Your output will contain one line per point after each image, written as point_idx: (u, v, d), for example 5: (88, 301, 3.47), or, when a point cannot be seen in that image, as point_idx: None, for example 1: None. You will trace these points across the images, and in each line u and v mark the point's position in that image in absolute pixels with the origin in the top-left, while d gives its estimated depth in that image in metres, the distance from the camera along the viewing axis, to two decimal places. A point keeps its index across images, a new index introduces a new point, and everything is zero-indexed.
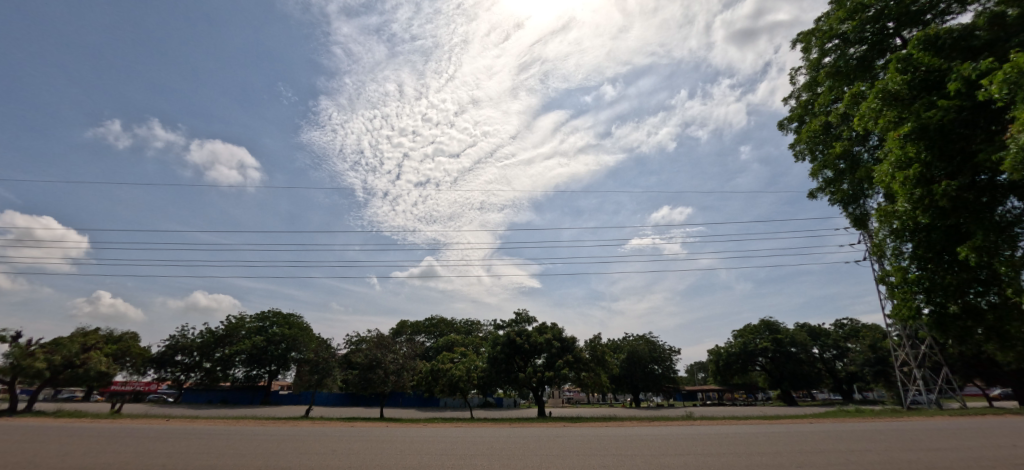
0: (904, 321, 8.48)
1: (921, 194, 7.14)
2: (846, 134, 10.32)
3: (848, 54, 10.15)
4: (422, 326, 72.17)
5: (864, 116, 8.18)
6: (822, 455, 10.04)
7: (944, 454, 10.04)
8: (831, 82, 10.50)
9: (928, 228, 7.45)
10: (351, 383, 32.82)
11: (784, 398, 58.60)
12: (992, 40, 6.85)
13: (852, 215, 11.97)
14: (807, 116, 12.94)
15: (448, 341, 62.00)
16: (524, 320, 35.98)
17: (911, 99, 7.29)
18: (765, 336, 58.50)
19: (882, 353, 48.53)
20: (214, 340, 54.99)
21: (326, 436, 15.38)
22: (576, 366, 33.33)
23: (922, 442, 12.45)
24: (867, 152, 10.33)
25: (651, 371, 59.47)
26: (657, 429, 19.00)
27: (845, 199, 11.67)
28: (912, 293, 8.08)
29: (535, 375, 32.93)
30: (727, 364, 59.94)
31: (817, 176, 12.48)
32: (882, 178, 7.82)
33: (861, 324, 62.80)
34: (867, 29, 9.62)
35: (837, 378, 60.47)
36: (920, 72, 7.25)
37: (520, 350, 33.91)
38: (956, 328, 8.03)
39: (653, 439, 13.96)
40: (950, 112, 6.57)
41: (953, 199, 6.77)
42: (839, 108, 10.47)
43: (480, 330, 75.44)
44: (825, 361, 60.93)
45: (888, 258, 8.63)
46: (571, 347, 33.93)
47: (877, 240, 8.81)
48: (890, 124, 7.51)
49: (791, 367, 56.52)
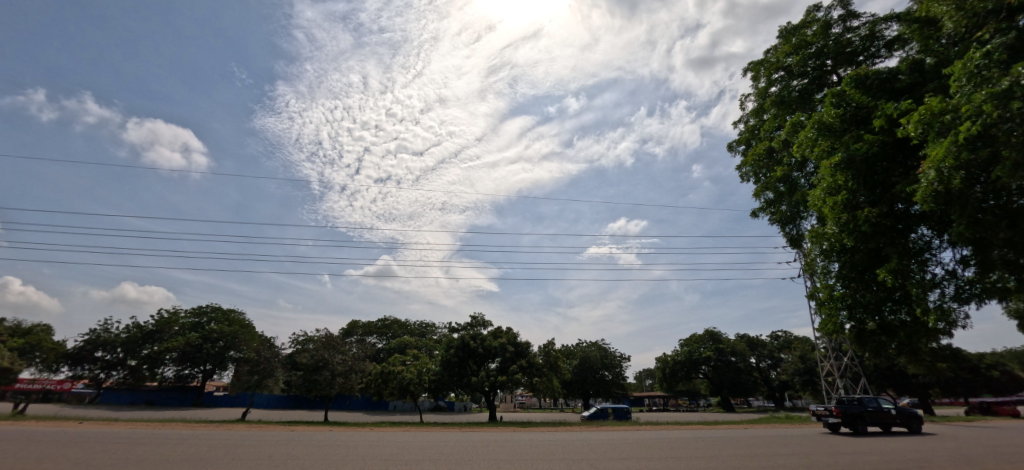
0: (830, 335, 9.22)
1: (847, 218, 7.78)
2: (786, 160, 11.06)
3: (791, 86, 10.95)
4: (374, 326, 70.27)
5: (802, 144, 8.88)
6: (753, 458, 10.75)
7: (859, 457, 11.05)
8: (776, 110, 11.26)
9: (852, 250, 8.14)
10: (295, 385, 31.16)
11: (723, 404, 61.73)
12: (912, 84, 7.57)
13: (789, 235, 12.79)
14: (755, 140, 13.71)
15: (401, 343, 61.00)
16: (480, 324, 35.87)
17: (842, 131, 7.98)
18: (709, 346, 61.56)
19: (810, 363, 52.38)
20: (143, 335, 50.79)
21: (487, 441, 15.92)
22: (530, 371, 33.53)
23: (838, 445, 13.76)
24: (804, 177, 11.12)
25: (602, 377, 60.95)
26: (618, 434, 19.64)
27: (783, 220, 12.51)
28: (836, 309, 8.83)
29: (488, 379, 32.78)
30: (673, 371, 62.68)
31: (759, 197, 13.31)
32: (815, 202, 8.50)
33: (793, 336, 67.55)
34: (809, 64, 10.46)
35: (771, 387, 64.59)
36: (851, 107, 7.98)
37: (473, 353, 33.68)
38: (873, 342, 8.82)
39: (603, 443, 14.42)
40: (874, 146, 7.24)
41: (873, 225, 7.43)
42: (781, 135, 11.30)
43: (435, 332, 74.33)
44: (760, 370, 64.88)
45: (817, 276, 9.34)
46: (526, 351, 34.13)
47: (809, 258, 9.50)
48: (824, 152, 8.17)
49: (731, 376, 59.62)
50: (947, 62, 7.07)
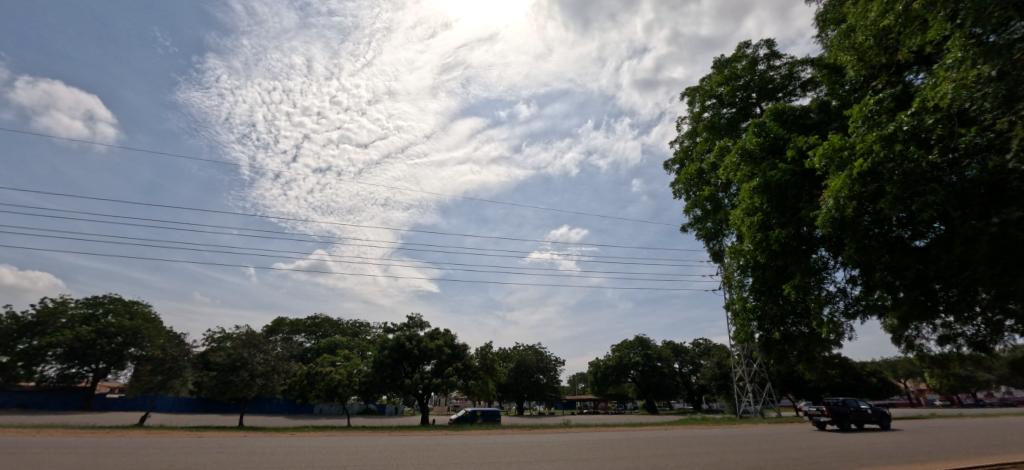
0: (742, 343, 10.07)
1: (760, 237, 8.56)
2: (713, 181, 11.96)
3: (721, 113, 11.87)
4: (302, 324, 66.25)
5: (727, 167, 9.65)
6: (671, 458, 11.44)
7: (762, 455, 12.14)
8: (707, 134, 12.14)
9: (764, 267, 8.96)
10: (206, 386, 28.48)
11: (648, 407, 65.14)
12: (820, 122, 8.50)
13: (712, 250, 13.82)
14: (688, 161, 14.70)
15: (331, 343, 58.05)
16: (417, 325, 35.07)
17: (761, 159, 8.78)
18: (638, 351, 64.78)
19: (725, 369, 56.83)
20: (20, 328, 44.01)
21: (417, 444, 15.56)
22: (466, 373, 33.28)
23: (745, 444, 15.04)
24: (727, 198, 12.07)
25: (536, 381, 61.91)
26: (549, 437, 20.02)
27: (708, 236, 13.49)
28: (748, 319, 9.67)
29: (422, 381, 32.10)
30: (604, 375, 65.24)
31: (689, 214, 14.25)
32: (735, 221, 9.26)
33: (712, 344, 72.97)
34: (737, 95, 11.42)
35: (691, 390, 69.21)
36: (769, 138, 8.81)
37: (408, 355, 32.85)
38: (777, 350, 9.76)
39: (533, 445, 14.62)
40: (786, 174, 8.04)
41: (782, 245, 8.23)
42: (710, 157, 12.21)
43: (369, 332, 71.57)
44: (683, 375, 69.29)
45: (734, 288, 10.16)
46: (462, 354, 33.83)
47: (728, 272, 10.33)
48: (745, 177, 8.94)
49: (656, 380, 63.04)
50: (849, 105, 8.02)
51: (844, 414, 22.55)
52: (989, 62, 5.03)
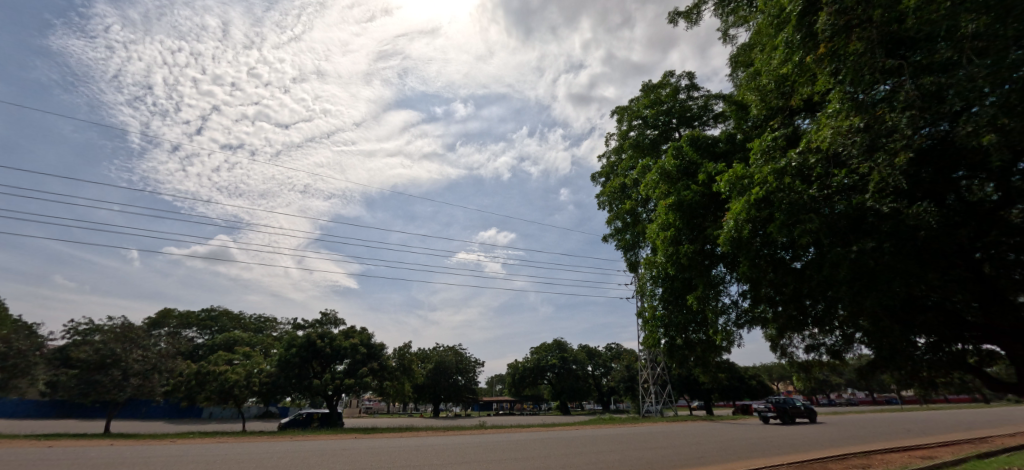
0: (650, 348, 10.85)
1: (672, 251, 9.31)
2: (634, 196, 12.80)
3: (645, 134, 12.74)
4: (194, 318, 59.25)
5: (647, 185, 10.38)
6: (581, 456, 11.98)
7: (660, 451, 13.18)
8: (632, 152, 12.97)
9: (672, 278, 9.77)
10: (64, 387, 24.24)
11: (561, 408, 67.56)
12: (728, 150, 9.46)
13: (629, 260, 14.76)
14: (613, 175, 15.58)
15: (229, 339, 52.62)
16: (330, 322, 33.08)
17: (676, 179, 9.58)
18: (555, 354, 67.05)
19: (633, 372, 60.84)
20: None
21: (322, 449, 14.59)
22: (381, 374, 32.02)
23: (646, 442, 16.20)
24: (645, 213, 12.97)
25: (454, 382, 61.35)
26: (463, 438, 19.93)
27: (626, 247, 14.39)
28: (656, 326, 10.46)
29: (333, 382, 30.29)
30: (521, 377, 66.63)
31: (610, 225, 15.09)
32: (651, 235, 9.98)
33: (623, 349, 77.78)
34: (660, 119, 12.37)
35: (601, 392, 73.05)
36: (684, 161, 9.65)
37: (319, 354, 30.83)
38: (679, 355, 10.66)
39: (447, 448, 14.47)
40: (696, 195, 8.86)
41: (689, 259, 9.01)
42: (633, 174, 13.06)
43: (275, 329, 66.00)
44: (595, 377, 72.94)
45: (645, 297, 10.95)
46: (378, 353, 32.53)
47: (641, 282, 11.09)
48: (662, 194, 9.70)
49: (571, 382, 65.59)
50: (751, 139, 9.04)
51: (787, 410, 26.94)
52: (858, 114, 5.95)
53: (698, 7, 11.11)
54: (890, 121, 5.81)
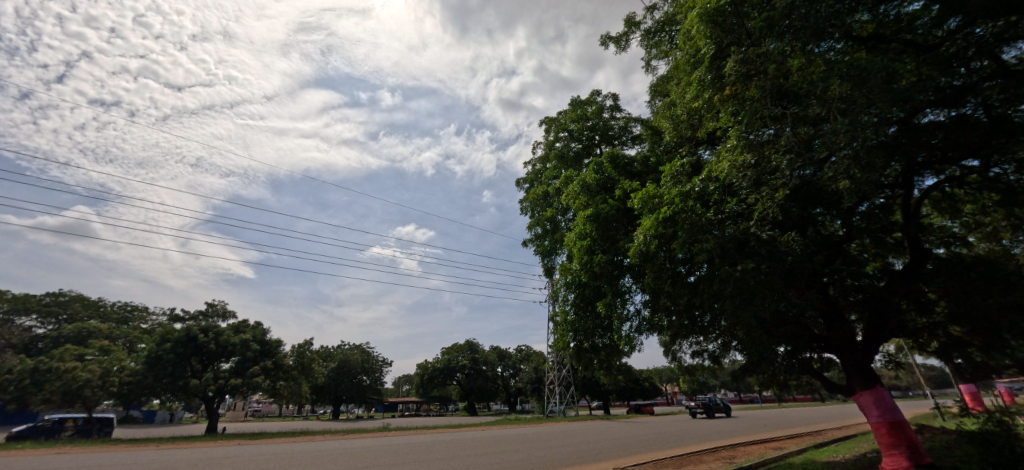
0: (559, 351, 11.38)
1: (586, 260, 9.91)
2: (555, 205, 13.39)
3: (570, 146, 13.40)
4: (35, 304, 49.32)
5: (569, 195, 10.94)
6: (485, 457, 12.19)
7: (560, 450, 13.89)
8: (556, 162, 13.56)
9: (584, 285, 10.39)
10: None
11: (468, 409, 67.67)
12: (642, 170, 10.35)
13: (545, 266, 15.36)
14: (537, 183, 16.12)
15: (82, 330, 44.64)
16: (217, 314, 29.67)
17: (596, 193, 10.22)
18: (466, 355, 67.02)
19: (540, 373, 62.99)
20: None
21: (198, 458, 13.03)
22: (274, 373, 29.45)
23: (548, 441, 16.96)
24: (564, 221, 13.62)
25: (358, 382, 58.45)
26: (364, 441, 19.08)
27: (544, 253, 14.96)
28: (566, 330, 11.02)
29: (216, 382, 27.15)
30: (430, 378, 65.63)
31: (531, 230, 15.58)
32: (569, 243, 10.51)
33: (532, 351, 80.22)
34: (584, 134, 13.12)
35: (509, 392, 74.50)
36: (604, 176, 10.35)
37: (201, 350, 27.45)
38: (585, 358, 11.35)
39: (346, 452, 13.78)
40: (612, 209, 9.55)
41: (601, 268, 9.65)
42: (555, 184, 13.66)
43: (145, 320, 57.39)
44: (503, 378, 74.19)
45: (558, 302, 11.48)
46: (273, 351, 29.91)
47: (555, 287, 11.61)
48: (582, 205, 10.30)
49: (479, 383, 65.95)
50: (662, 163, 9.97)
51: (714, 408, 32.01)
52: (750, 152, 6.92)
53: (627, 35, 12.00)
54: (774, 161, 6.83)
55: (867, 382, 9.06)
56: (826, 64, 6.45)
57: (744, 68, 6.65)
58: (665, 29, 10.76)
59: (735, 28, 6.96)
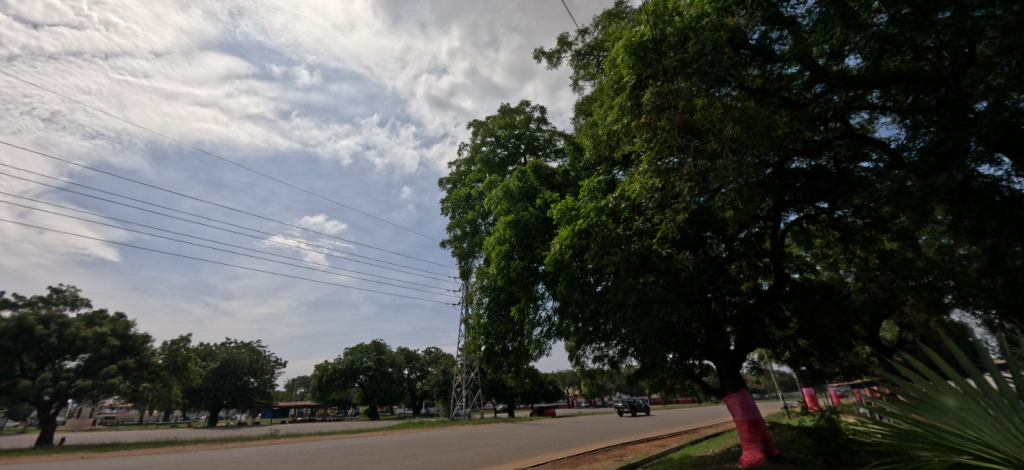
0: (470, 353, 11.44)
1: (504, 265, 10.13)
2: (477, 208, 13.51)
3: (496, 152, 13.63)
4: None
5: (491, 200, 11.13)
6: (385, 463, 11.83)
7: (463, 452, 13.96)
8: (481, 165, 13.70)
9: (499, 290, 10.61)
10: None
11: (370, 413, 64.63)
12: (562, 183, 10.89)
13: (462, 267, 15.38)
14: (460, 184, 16.11)
15: None
16: (65, 302, 24.98)
17: (518, 200, 10.54)
18: (371, 356, 64.00)
19: (448, 376, 62.31)
20: None
21: None
22: (137, 373, 25.45)
23: (451, 444, 16.94)
24: (484, 225, 13.78)
25: (244, 385, 52.86)
26: (247, 449, 17.34)
27: (461, 255, 14.98)
28: (478, 333, 11.12)
29: (54, 383, 22.59)
30: (329, 380, 61.67)
31: (450, 231, 15.52)
32: (488, 247, 10.67)
33: (442, 353, 79.17)
34: (510, 141, 13.45)
35: (414, 395, 72.53)
36: (526, 184, 10.71)
37: (36, 345, 22.70)
38: (495, 361, 11.55)
39: (225, 462, 12.46)
40: (532, 217, 9.91)
41: (517, 273, 9.93)
42: (479, 187, 13.78)
43: None
44: (409, 381, 72.10)
45: (472, 305, 11.57)
46: (137, 348, 25.86)
47: (471, 290, 11.68)
48: (503, 211, 10.53)
49: (383, 385, 63.27)
50: (580, 178, 10.59)
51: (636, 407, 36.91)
52: (657, 177, 7.68)
53: (558, 52, 12.57)
54: (676, 187, 7.62)
55: (736, 385, 10.40)
56: (723, 106, 7.38)
57: (658, 100, 7.37)
58: (593, 53, 11.50)
59: (654, 63, 7.66)
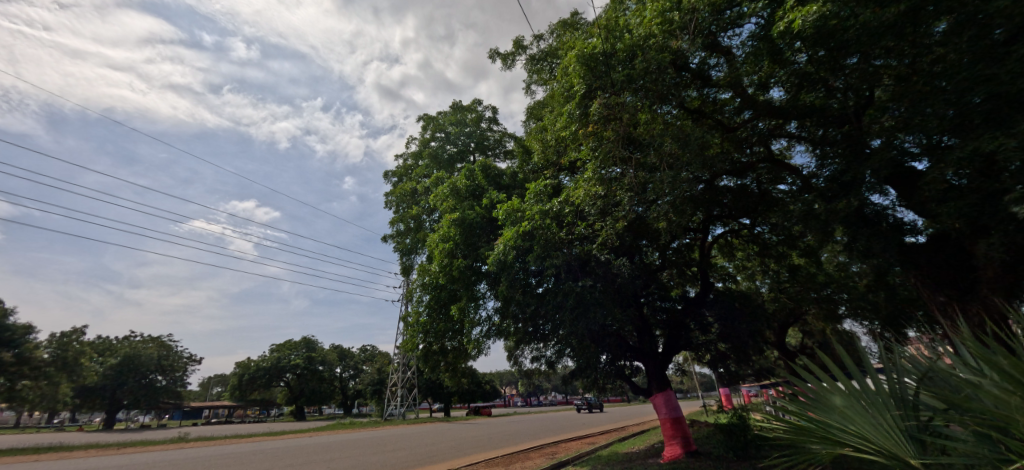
0: (407, 352, 11.19)
1: (447, 262, 10.03)
2: (422, 203, 13.26)
3: (445, 148, 13.46)
4: None
5: (437, 196, 10.96)
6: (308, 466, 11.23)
7: (394, 453, 13.60)
8: (429, 160, 13.46)
9: (441, 287, 10.48)
10: None
11: (296, 413, 60.98)
12: (509, 184, 10.98)
13: (403, 263, 15.00)
14: (406, 178, 15.72)
15: None
16: None
17: (464, 198, 10.48)
18: (300, 353, 60.19)
19: (383, 375, 60.33)
20: None
21: None
22: (14, 370, 22.11)
23: (382, 445, 16.44)
24: (429, 222, 13.54)
25: (150, 383, 47.83)
26: (149, 454, 15.69)
27: (403, 250, 14.61)
28: (417, 332, 10.91)
29: None
30: (252, 378, 57.48)
31: (393, 226, 15.09)
32: (431, 244, 10.49)
33: (378, 351, 76.57)
34: (460, 139, 13.35)
35: (346, 395, 69.41)
36: (474, 183, 10.68)
37: None
38: (433, 360, 11.40)
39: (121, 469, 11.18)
40: (477, 216, 9.91)
41: (459, 272, 9.87)
42: (425, 182, 13.52)
43: None
44: (342, 380, 68.95)
45: (412, 302, 11.33)
46: (15, 340, 22.46)
47: (411, 287, 11.44)
48: (449, 208, 10.43)
49: (312, 384, 59.56)
50: (528, 180, 10.74)
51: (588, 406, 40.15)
52: (600, 185, 7.99)
53: (513, 55, 12.67)
54: (617, 196, 7.98)
55: (662, 386, 11.03)
56: (664, 123, 7.82)
57: (605, 112, 7.64)
58: (547, 59, 11.73)
59: (603, 76, 7.93)
